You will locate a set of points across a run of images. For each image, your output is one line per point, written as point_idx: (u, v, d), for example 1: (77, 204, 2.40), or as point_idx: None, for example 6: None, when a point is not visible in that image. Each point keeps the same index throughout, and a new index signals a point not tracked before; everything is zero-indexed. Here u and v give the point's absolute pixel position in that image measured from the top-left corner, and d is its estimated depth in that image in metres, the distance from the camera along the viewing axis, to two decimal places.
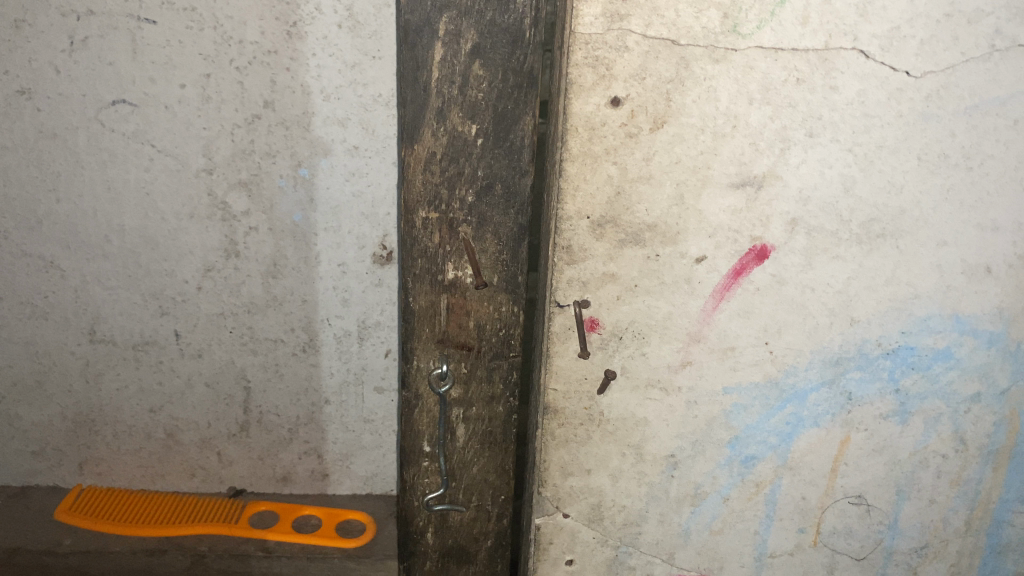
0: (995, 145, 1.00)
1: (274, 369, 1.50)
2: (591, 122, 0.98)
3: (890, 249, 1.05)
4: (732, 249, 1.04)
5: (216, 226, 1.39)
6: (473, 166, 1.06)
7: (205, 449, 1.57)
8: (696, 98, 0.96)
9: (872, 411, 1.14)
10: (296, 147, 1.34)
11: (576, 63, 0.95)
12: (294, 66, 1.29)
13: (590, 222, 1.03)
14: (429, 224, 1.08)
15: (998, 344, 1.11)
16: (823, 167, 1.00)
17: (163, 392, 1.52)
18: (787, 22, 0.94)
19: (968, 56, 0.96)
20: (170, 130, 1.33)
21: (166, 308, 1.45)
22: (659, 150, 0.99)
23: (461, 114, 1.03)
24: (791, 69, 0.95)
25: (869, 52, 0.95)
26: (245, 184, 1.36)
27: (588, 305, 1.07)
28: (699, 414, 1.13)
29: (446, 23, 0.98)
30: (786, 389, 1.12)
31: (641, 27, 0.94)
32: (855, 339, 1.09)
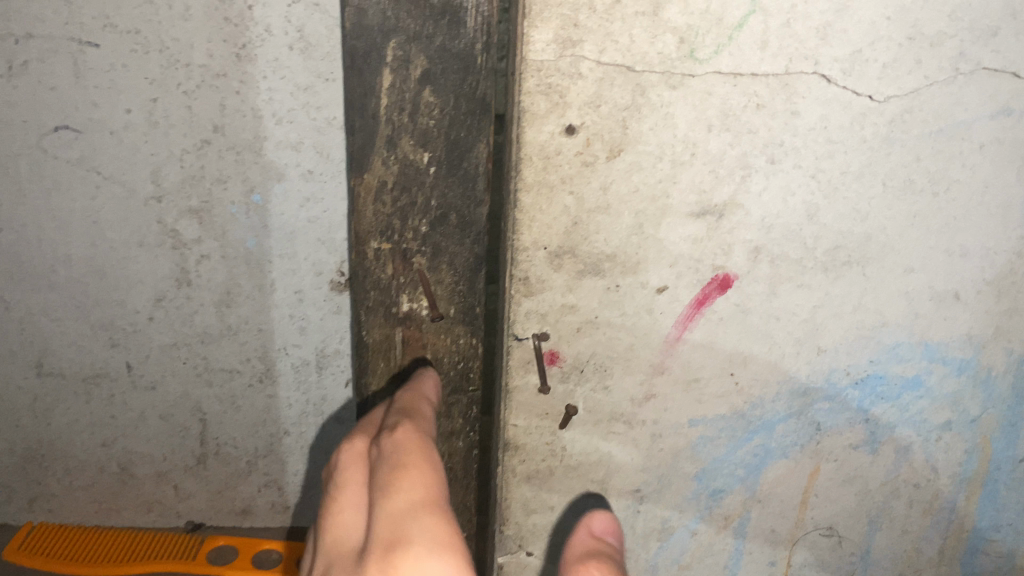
0: (961, 170, 0.97)
1: (230, 400, 1.45)
2: (545, 150, 0.94)
3: (857, 276, 1.02)
4: (694, 279, 1.01)
5: (167, 254, 1.34)
6: (426, 195, 1.02)
7: (161, 483, 1.52)
8: (653, 125, 0.93)
9: (841, 441, 1.11)
10: (247, 172, 1.29)
11: (529, 91, 0.91)
12: (244, 89, 1.24)
13: (547, 252, 0.99)
14: (381, 255, 1.04)
15: (968, 371, 1.08)
16: (786, 194, 0.97)
17: (116, 425, 1.46)
18: (744, 46, 0.90)
19: (932, 80, 0.93)
20: (117, 156, 1.27)
21: (117, 339, 1.40)
22: (616, 179, 0.95)
23: (412, 142, 0.99)
24: (751, 95, 0.92)
25: (831, 76, 0.92)
26: (196, 212, 1.32)
27: (547, 338, 1.04)
28: (664, 447, 1.10)
29: (393, 48, 0.94)
30: (753, 420, 1.09)
31: (595, 54, 0.90)
32: (822, 368, 1.06)
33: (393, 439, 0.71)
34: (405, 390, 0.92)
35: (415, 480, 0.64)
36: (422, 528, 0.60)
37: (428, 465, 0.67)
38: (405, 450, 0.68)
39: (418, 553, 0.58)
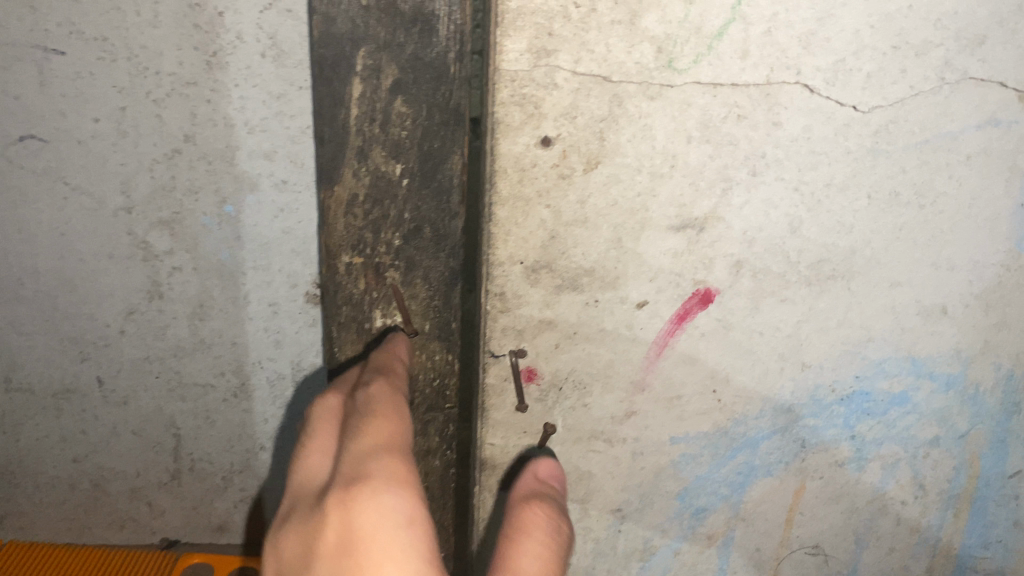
0: (948, 182, 0.95)
1: (204, 415, 1.41)
2: (520, 162, 0.91)
3: (842, 290, 0.99)
4: (675, 294, 0.98)
5: (138, 267, 1.29)
6: (399, 208, 0.98)
7: (134, 499, 1.49)
8: (631, 137, 0.90)
9: (827, 458, 1.08)
10: (219, 182, 1.23)
11: (502, 102, 0.88)
12: (215, 98, 1.16)
13: (523, 267, 0.96)
14: (353, 270, 1.01)
15: (956, 386, 1.06)
16: (768, 207, 0.94)
17: (88, 440, 1.43)
18: (725, 56, 0.87)
19: (917, 90, 0.90)
20: (84, 167, 1.21)
21: (87, 353, 1.36)
22: (593, 192, 0.93)
23: (384, 153, 0.96)
24: (731, 105, 0.89)
25: (813, 86, 0.89)
26: (167, 223, 1.26)
27: (524, 354, 1.01)
28: (645, 465, 1.07)
29: (363, 57, 0.91)
30: (736, 438, 1.06)
31: (570, 63, 0.87)
32: (807, 385, 1.04)
33: (366, 400, 0.73)
34: (380, 350, 0.93)
35: (381, 431, 0.66)
36: (385, 466, 0.62)
37: (397, 422, 0.69)
38: (376, 407, 0.71)
39: (378, 481, 0.59)
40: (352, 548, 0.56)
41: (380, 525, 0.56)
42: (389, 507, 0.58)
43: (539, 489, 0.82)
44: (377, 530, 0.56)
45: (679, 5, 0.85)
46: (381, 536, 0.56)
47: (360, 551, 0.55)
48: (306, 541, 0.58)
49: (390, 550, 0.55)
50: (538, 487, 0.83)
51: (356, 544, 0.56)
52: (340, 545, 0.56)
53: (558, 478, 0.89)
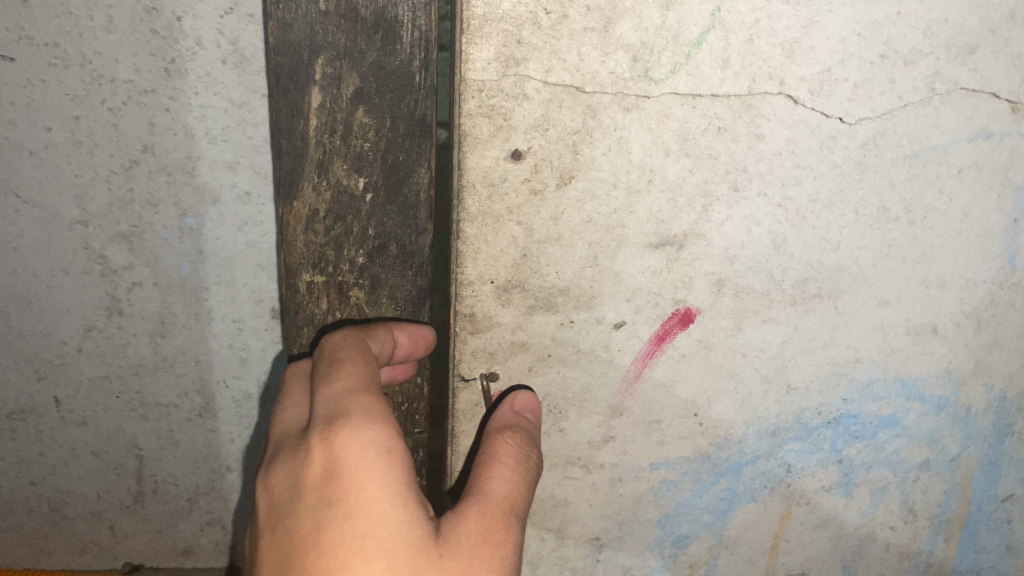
0: (938, 197, 0.90)
1: (168, 436, 1.34)
2: (489, 177, 0.85)
3: (828, 309, 0.95)
4: (654, 314, 0.93)
5: (95, 282, 1.19)
6: (363, 224, 0.93)
7: (95, 523, 1.42)
8: (606, 150, 0.85)
9: (813, 483, 1.04)
10: (179, 195, 1.14)
11: (469, 113, 0.82)
12: (175, 106, 1.08)
13: (494, 286, 0.91)
14: (315, 289, 0.96)
15: (948, 408, 1.01)
16: (750, 224, 0.90)
17: (45, 463, 1.34)
18: (704, 65, 0.82)
19: (905, 101, 0.86)
20: (36, 178, 1.11)
21: (43, 373, 1.26)
22: (567, 208, 0.88)
23: (345, 166, 0.90)
24: (711, 117, 0.85)
25: (798, 97, 0.85)
26: (126, 237, 1.17)
27: (496, 378, 0.95)
28: (624, 492, 1.03)
29: (322, 65, 0.85)
30: (719, 463, 1.02)
31: (541, 73, 0.82)
32: (793, 409, 0.99)
33: (339, 342, 0.74)
34: (386, 337, 0.86)
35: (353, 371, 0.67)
36: (360, 402, 0.63)
37: (367, 363, 0.70)
38: (348, 350, 0.71)
39: (357, 417, 0.61)
40: (337, 481, 0.58)
41: (362, 457, 0.59)
42: (370, 441, 0.59)
43: (517, 421, 0.84)
44: (360, 462, 0.58)
45: (655, 11, 0.80)
46: (363, 468, 0.58)
47: (346, 482, 0.58)
48: (292, 476, 0.60)
49: (374, 478, 0.58)
50: (516, 419, 0.85)
51: (342, 476, 0.58)
52: (325, 479, 0.59)
53: (534, 412, 0.89)
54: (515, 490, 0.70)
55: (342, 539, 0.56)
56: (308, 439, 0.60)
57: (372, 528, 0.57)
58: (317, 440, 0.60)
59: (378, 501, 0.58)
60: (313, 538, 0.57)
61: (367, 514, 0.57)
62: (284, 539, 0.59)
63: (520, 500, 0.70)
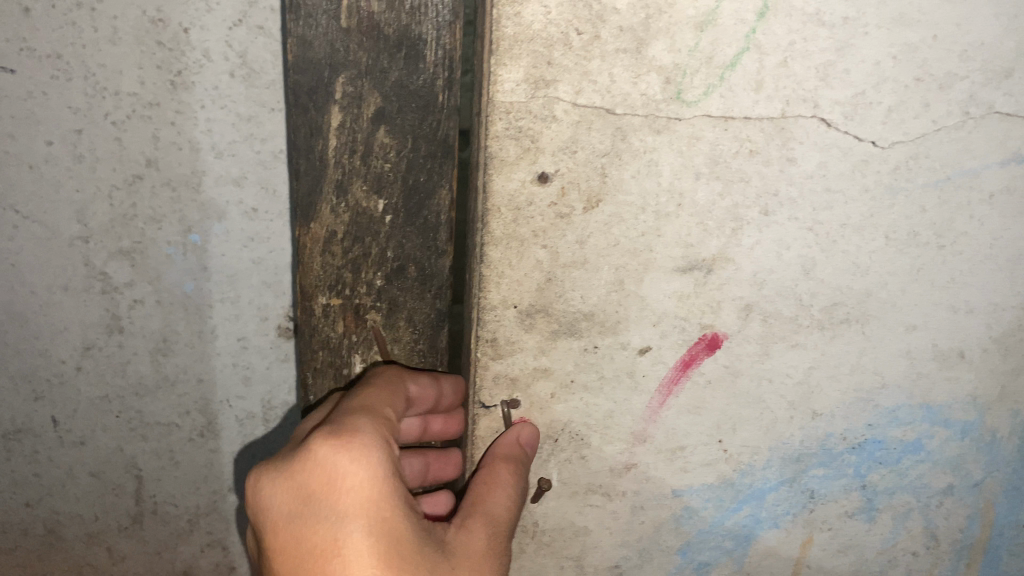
0: (969, 222, 0.89)
1: (169, 456, 1.27)
2: (514, 202, 0.83)
3: (855, 334, 0.93)
4: (680, 339, 0.91)
5: (96, 299, 1.14)
6: (381, 246, 0.90)
7: (92, 545, 1.35)
8: (634, 173, 0.83)
9: (836, 508, 1.03)
10: (184, 210, 1.09)
11: (496, 135, 0.80)
12: (180, 120, 1.04)
13: (518, 311, 0.89)
14: (331, 311, 0.93)
15: (972, 434, 1.00)
16: (780, 248, 0.88)
17: (41, 484, 1.29)
18: (737, 88, 0.80)
19: (939, 125, 0.84)
20: (36, 194, 1.06)
21: (40, 392, 1.20)
22: (594, 232, 0.85)
23: (365, 187, 0.87)
24: (743, 139, 0.82)
25: (831, 120, 0.83)
26: (127, 253, 1.11)
27: (517, 405, 0.93)
28: (645, 520, 1.01)
29: (343, 84, 0.83)
30: (742, 489, 1.00)
31: (571, 95, 0.80)
32: (817, 434, 0.98)
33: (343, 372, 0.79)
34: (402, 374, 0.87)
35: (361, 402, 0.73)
36: (368, 426, 0.68)
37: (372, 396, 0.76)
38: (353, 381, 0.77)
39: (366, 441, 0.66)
40: (340, 495, 0.63)
41: (365, 477, 0.64)
42: (371, 462, 0.65)
43: (515, 452, 0.89)
44: (364, 480, 0.63)
45: (689, 33, 0.78)
46: (367, 488, 0.63)
47: (350, 497, 0.63)
48: (292, 487, 0.64)
49: (377, 496, 0.63)
50: (513, 450, 0.90)
51: (345, 493, 0.63)
52: (328, 493, 0.63)
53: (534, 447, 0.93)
54: (504, 517, 0.77)
55: (351, 552, 0.61)
56: (306, 452, 0.64)
57: (378, 541, 0.62)
58: (316, 454, 0.65)
59: (383, 515, 0.63)
60: (321, 549, 0.62)
61: (374, 529, 0.62)
62: (290, 545, 0.63)
63: (507, 526, 0.77)
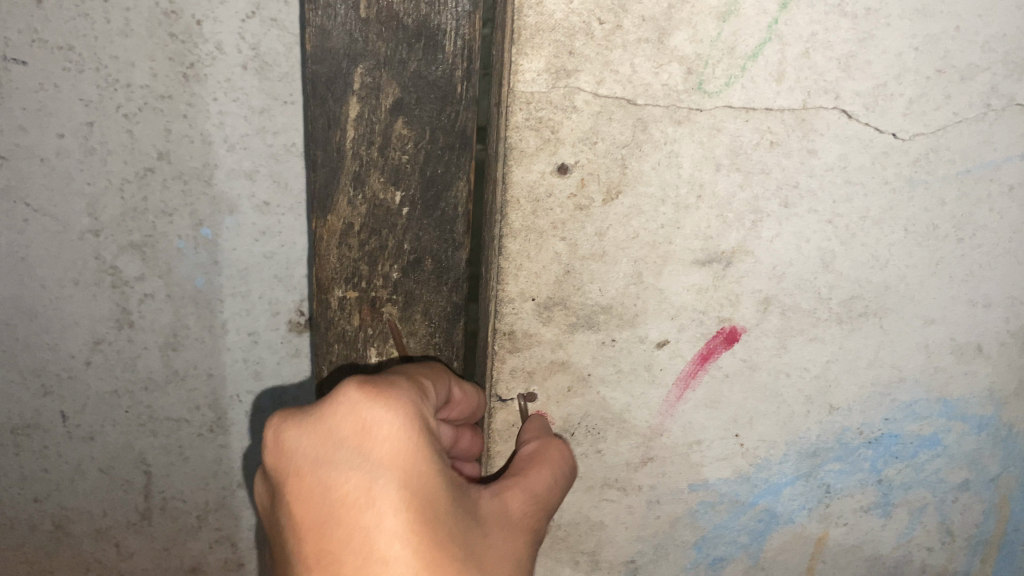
0: (989, 215, 0.88)
1: (178, 451, 1.27)
2: (534, 193, 0.83)
3: (874, 328, 0.92)
4: (698, 332, 0.91)
5: (106, 294, 1.13)
6: (398, 238, 0.90)
7: (100, 541, 1.35)
8: (654, 165, 0.83)
9: (852, 503, 1.02)
10: (195, 204, 1.08)
11: (516, 126, 0.80)
12: (192, 112, 1.03)
13: (535, 304, 0.88)
14: (347, 304, 0.93)
15: (989, 428, 1.00)
16: (799, 240, 0.87)
17: (49, 480, 1.27)
18: (759, 79, 0.80)
19: (960, 117, 0.84)
20: (47, 187, 1.05)
21: (49, 387, 1.19)
22: (613, 224, 0.85)
23: (382, 179, 0.87)
24: (763, 131, 0.82)
25: (852, 111, 0.82)
26: (139, 247, 1.10)
27: (533, 398, 0.93)
28: (661, 514, 1.01)
29: (361, 75, 0.82)
30: (758, 484, 1.00)
31: (592, 85, 0.79)
32: (834, 428, 0.97)
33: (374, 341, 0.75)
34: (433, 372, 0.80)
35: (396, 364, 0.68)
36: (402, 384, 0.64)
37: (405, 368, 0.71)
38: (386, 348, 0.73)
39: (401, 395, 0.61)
40: (374, 443, 0.59)
41: (401, 428, 0.59)
42: (407, 413, 0.60)
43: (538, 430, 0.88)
44: (399, 429, 0.59)
45: (711, 23, 0.78)
46: (403, 438, 0.59)
47: (386, 446, 0.58)
48: (320, 433, 0.60)
49: (414, 447, 0.59)
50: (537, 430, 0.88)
51: (380, 441, 0.58)
52: (361, 440, 0.59)
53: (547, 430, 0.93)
54: (544, 492, 0.72)
55: (386, 501, 0.56)
56: (339, 395, 0.60)
57: (415, 493, 0.57)
58: (349, 400, 0.60)
59: (417, 467, 0.58)
60: (351, 498, 0.57)
61: (410, 480, 0.58)
62: (314, 494, 0.58)
63: (549, 506, 0.72)
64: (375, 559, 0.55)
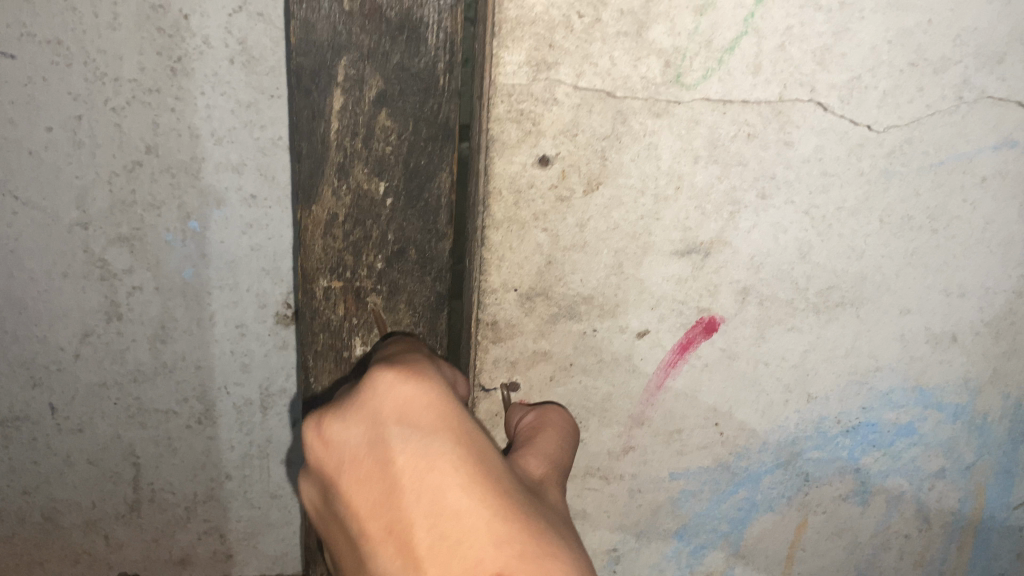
0: (962, 205, 0.90)
1: (167, 443, 1.28)
2: (516, 184, 0.84)
3: (851, 317, 0.94)
4: (678, 321, 0.92)
5: (94, 286, 1.14)
6: (382, 229, 0.91)
7: (89, 532, 1.35)
8: (634, 156, 0.84)
9: (831, 492, 1.04)
10: (183, 197, 1.09)
11: (499, 118, 0.81)
12: (180, 106, 1.04)
13: (518, 294, 0.89)
14: (331, 294, 0.94)
15: (964, 417, 1.01)
16: (776, 232, 0.89)
17: (38, 472, 1.28)
18: (736, 71, 0.81)
19: (934, 109, 0.85)
20: (36, 179, 1.05)
21: (38, 379, 1.20)
22: (593, 215, 0.86)
23: (366, 170, 0.88)
24: (741, 123, 0.84)
25: (827, 104, 0.84)
26: (127, 239, 1.11)
27: (516, 388, 0.94)
28: (643, 503, 1.03)
29: (345, 67, 0.83)
30: (738, 473, 1.02)
31: (571, 78, 0.80)
32: (813, 417, 0.99)
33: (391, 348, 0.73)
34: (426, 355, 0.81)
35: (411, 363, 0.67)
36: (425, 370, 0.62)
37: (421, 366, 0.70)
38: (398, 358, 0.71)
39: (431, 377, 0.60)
40: (419, 414, 0.55)
41: (440, 400, 0.57)
42: (441, 390, 0.58)
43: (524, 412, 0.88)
44: (437, 399, 0.57)
45: (689, 16, 0.79)
46: (445, 410, 0.56)
47: (429, 413, 0.55)
48: (363, 417, 0.56)
49: (455, 412, 0.56)
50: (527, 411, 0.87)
51: (423, 410, 0.55)
52: (404, 419, 0.55)
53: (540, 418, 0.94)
54: (553, 454, 0.69)
55: (444, 457, 0.52)
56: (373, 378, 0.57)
57: (468, 450, 0.53)
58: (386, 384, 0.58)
59: (465, 428, 0.55)
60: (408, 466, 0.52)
61: (463, 438, 0.54)
62: (370, 475, 0.53)
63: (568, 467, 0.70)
64: (447, 515, 0.49)
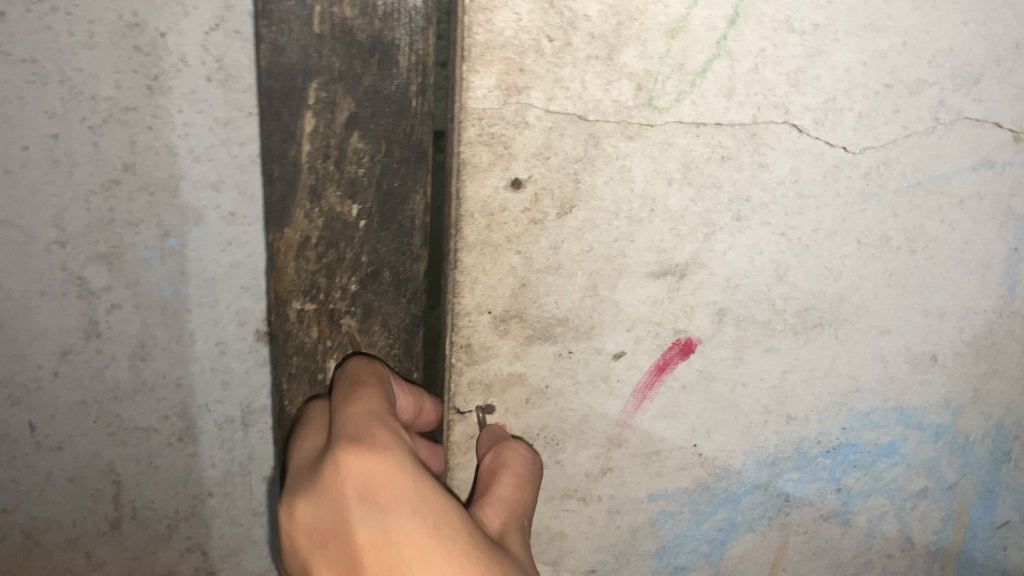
0: (940, 226, 0.89)
1: (148, 461, 1.26)
2: (488, 207, 0.83)
3: (829, 338, 0.93)
4: (654, 343, 0.91)
5: (73, 304, 1.12)
6: (356, 251, 0.90)
7: (70, 551, 1.34)
8: (608, 179, 0.83)
9: (812, 512, 1.04)
10: (162, 214, 1.08)
11: (469, 141, 0.80)
12: (157, 124, 1.03)
13: (492, 316, 0.88)
14: (305, 317, 0.93)
15: (945, 436, 1.01)
16: (753, 253, 0.88)
17: (18, 489, 1.27)
18: (709, 94, 0.81)
19: (910, 131, 0.85)
20: (13, 198, 1.04)
21: (17, 397, 1.19)
22: (568, 237, 0.85)
23: (339, 192, 0.87)
24: (715, 146, 0.83)
25: (802, 125, 0.83)
26: (105, 257, 1.09)
27: (492, 411, 0.93)
28: (622, 524, 1.02)
29: (316, 90, 0.82)
30: (718, 493, 1.01)
31: (542, 102, 0.80)
32: (792, 438, 0.98)
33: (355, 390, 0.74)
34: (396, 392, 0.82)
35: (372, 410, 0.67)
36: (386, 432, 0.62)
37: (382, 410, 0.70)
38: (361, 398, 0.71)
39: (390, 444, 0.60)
40: (382, 494, 0.55)
41: (400, 472, 0.57)
42: (401, 459, 0.58)
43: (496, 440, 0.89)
44: (400, 473, 0.57)
45: (660, 40, 0.78)
46: (405, 480, 0.56)
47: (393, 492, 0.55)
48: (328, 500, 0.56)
49: (418, 484, 0.56)
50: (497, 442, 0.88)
51: (386, 488, 0.55)
52: (368, 501, 0.55)
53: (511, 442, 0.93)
54: (513, 504, 0.69)
55: (411, 539, 0.53)
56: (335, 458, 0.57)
57: (430, 523, 0.54)
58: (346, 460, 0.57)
59: (430, 503, 0.55)
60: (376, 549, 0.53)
61: (428, 513, 0.54)
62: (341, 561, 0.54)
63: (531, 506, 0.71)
64: None
